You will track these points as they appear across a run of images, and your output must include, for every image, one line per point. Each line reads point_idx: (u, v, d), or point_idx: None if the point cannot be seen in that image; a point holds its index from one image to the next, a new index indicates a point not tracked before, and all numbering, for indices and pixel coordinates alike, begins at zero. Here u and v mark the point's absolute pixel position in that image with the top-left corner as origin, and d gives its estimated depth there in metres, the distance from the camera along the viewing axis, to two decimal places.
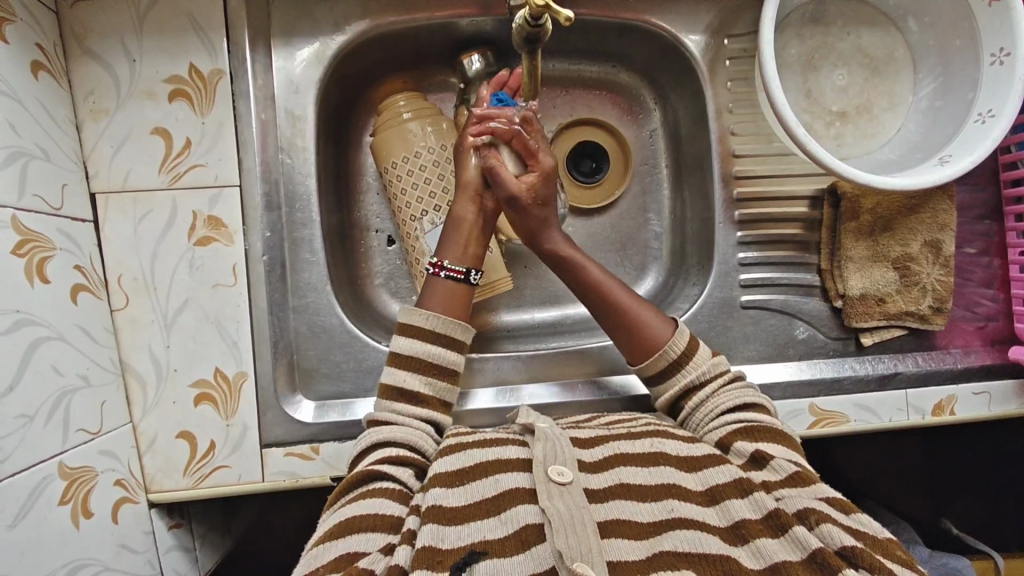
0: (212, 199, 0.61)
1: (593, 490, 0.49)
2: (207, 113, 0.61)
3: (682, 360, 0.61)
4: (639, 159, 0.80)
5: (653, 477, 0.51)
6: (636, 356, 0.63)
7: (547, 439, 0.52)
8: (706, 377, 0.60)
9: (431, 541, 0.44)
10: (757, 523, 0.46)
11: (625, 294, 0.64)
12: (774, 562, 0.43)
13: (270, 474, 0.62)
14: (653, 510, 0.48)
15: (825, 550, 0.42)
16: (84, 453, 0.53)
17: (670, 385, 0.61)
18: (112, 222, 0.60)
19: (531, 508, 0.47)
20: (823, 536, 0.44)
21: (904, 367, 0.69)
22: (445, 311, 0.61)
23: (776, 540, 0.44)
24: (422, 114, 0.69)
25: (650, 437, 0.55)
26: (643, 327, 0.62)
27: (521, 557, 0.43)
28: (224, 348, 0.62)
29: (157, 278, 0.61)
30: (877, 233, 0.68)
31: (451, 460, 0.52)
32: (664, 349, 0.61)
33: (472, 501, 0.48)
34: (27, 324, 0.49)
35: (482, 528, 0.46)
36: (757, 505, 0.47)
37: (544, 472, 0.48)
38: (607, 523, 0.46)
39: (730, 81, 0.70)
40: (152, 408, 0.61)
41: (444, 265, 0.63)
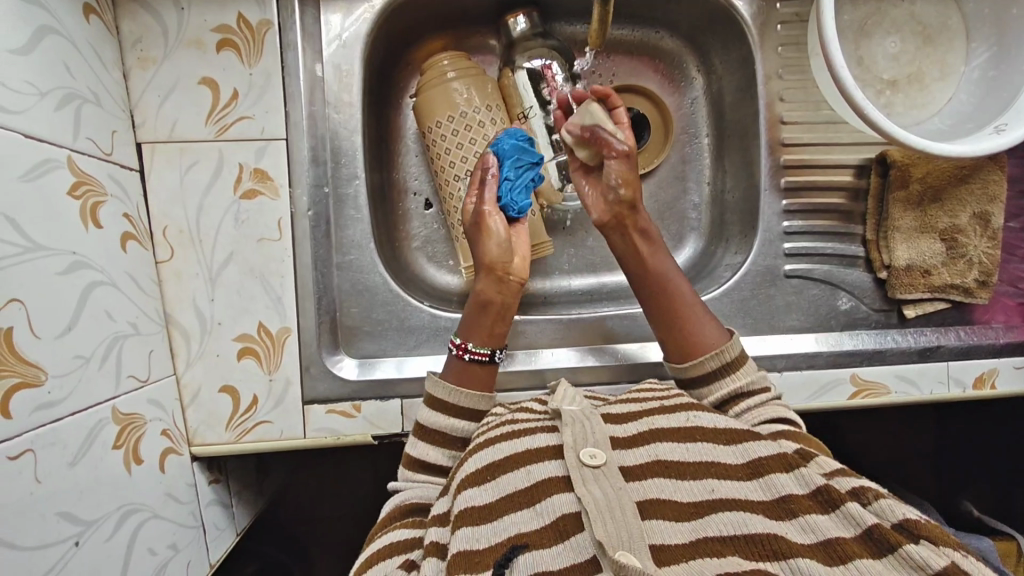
0: (260, 151, 0.61)
1: (628, 468, 0.49)
2: (255, 64, 0.61)
3: (728, 370, 0.59)
4: (680, 127, 0.79)
5: (691, 454, 0.50)
6: (678, 356, 0.61)
7: (575, 422, 0.52)
8: (754, 387, 0.58)
9: (466, 544, 0.46)
10: (805, 499, 0.45)
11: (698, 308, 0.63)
12: (828, 538, 0.42)
13: (311, 430, 0.63)
14: (693, 489, 0.47)
15: (881, 526, 0.42)
16: (134, 399, 0.53)
17: (717, 389, 0.59)
18: (158, 172, 0.60)
19: (565, 498, 0.47)
20: (879, 511, 0.43)
21: (946, 341, 0.69)
22: (469, 388, 0.61)
23: (827, 517, 0.44)
24: (466, 73, 0.68)
25: (684, 412, 0.55)
26: (706, 336, 0.61)
27: (558, 548, 0.44)
28: (269, 302, 0.61)
29: (202, 230, 0.61)
30: (926, 204, 0.68)
31: (478, 460, 0.53)
32: (720, 351, 0.59)
33: (504, 495, 0.49)
34: (83, 267, 0.48)
35: (517, 521, 0.47)
36: (804, 481, 0.46)
37: (577, 458, 0.49)
38: (644, 504, 0.46)
39: (780, 46, 0.69)
40: (195, 361, 0.61)
41: (468, 346, 0.62)
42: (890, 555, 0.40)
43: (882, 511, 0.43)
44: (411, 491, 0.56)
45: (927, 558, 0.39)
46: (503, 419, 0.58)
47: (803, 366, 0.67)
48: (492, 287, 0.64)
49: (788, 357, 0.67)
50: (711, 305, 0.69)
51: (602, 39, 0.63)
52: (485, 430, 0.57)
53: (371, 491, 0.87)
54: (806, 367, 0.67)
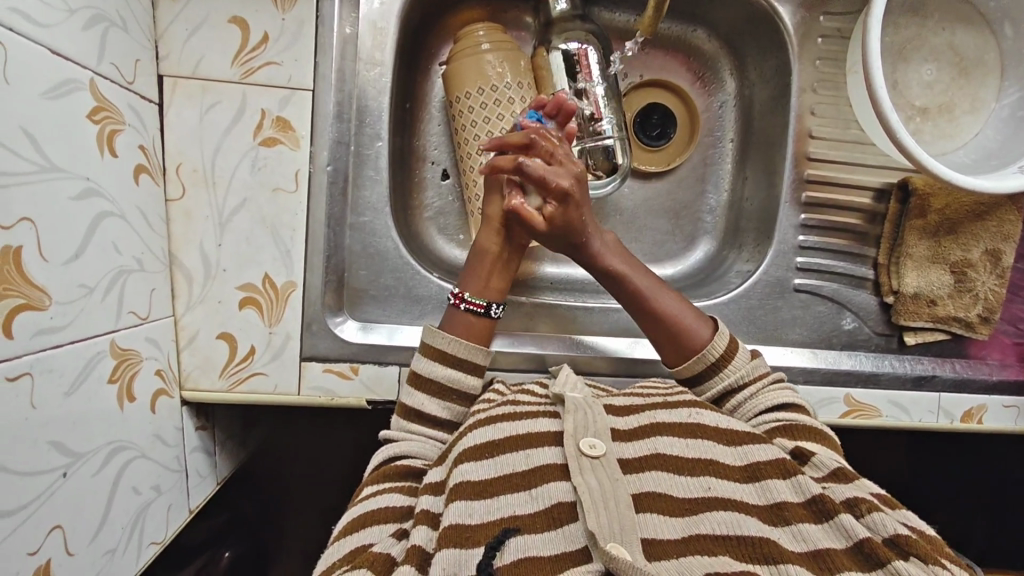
0: (284, 100, 0.59)
1: (627, 461, 0.50)
2: (289, 10, 0.59)
3: (721, 364, 0.60)
4: (705, 129, 0.78)
5: (691, 449, 0.50)
6: (673, 358, 0.62)
7: (577, 409, 0.53)
8: (745, 379, 0.59)
9: (458, 518, 0.46)
10: (800, 507, 0.46)
11: (662, 288, 0.63)
12: (818, 548, 0.43)
13: (306, 388, 0.62)
14: (689, 486, 0.48)
15: (872, 539, 0.42)
16: (132, 336, 0.52)
17: (713, 385, 0.60)
18: (177, 109, 0.58)
19: (563, 485, 0.47)
20: (872, 525, 0.43)
21: (941, 372, 0.70)
22: (462, 338, 0.61)
23: (818, 527, 0.44)
24: (501, 47, 0.67)
25: (688, 407, 0.55)
26: (687, 332, 0.61)
27: (553, 533, 0.44)
28: (276, 255, 0.60)
29: (216, 173, 0.59)
30: (941, 235, 0.68)
31: (480, 435, 0.53)
32: (706, 351, 0.60)
33: (501, 474, 0.49)
34: (95, 195, 0.47)
35: (512, 503, 0.47)
36: (800, 489, 0.46)
37: (576, 447, 0.49)
38: (639, 497, 0.47)
39: (819, 59, 0.69)
40: (196, 305, 0.60)
41: (465, 296, 0.62)
42: (877, 570, 0.41)
43: (874, 524, 0.43)
44: (404, 445, 0.57)
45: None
46: (504, 399, 0.58)
47: (799, 380, 0.68)
48: (492, 235, 0.65)
49: (787, 369, 0.68)
50: (718, 310, 0.68)
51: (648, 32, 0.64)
52: (485, 406, 0.57)
53: (350, 456, 0.86)
54: (802, 381, 0.68)
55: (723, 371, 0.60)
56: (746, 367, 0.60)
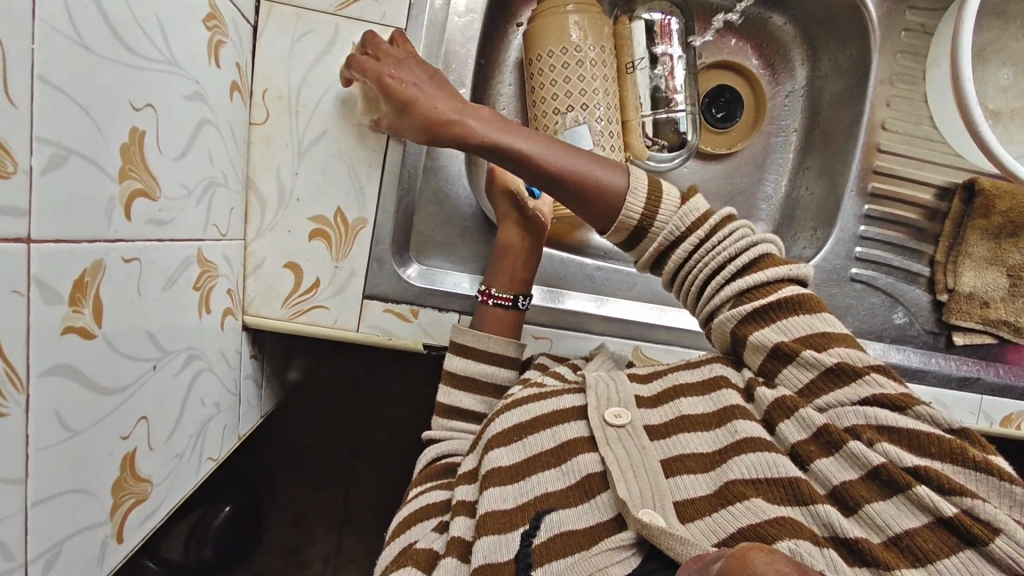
0: (377, 36, 0.60)
1: (652, 427, 0.50)
2: None
3: (644, 224, 0.51)
4: (772, 116, 0.78)
5: (713, 404, 0.50)
6: (605, 223, 0.53)
7: (600, 383, 0.54)
8: (679, 232, 0.51)
9: (493, 504, 0.49)
10: (810, 444, 0.45)
11: (563, 146, 0.54)
12: (835, 486, 0.43)
13: (364, 326, 0.62)
14: (713, 439, 0.47)
15: (888, 466, 0.41)
16: (214, 249, 0.52)
17: (645, 248, 0.52)
18: (270, 34, 0.58)
19: (590, 457, 0.49)
20: (883, 452, 0.42)
21: (985, 375, 0.70)
22: (492, 333, 0.61)
23: (831, 460, 0.44)
24: (586, 8, 0.67)
25: (710, 364, 0.53)
26: (600, 186, 0.52)
27: (584, 506, 0.47)
28: (350, 190, 0.61)
29: (302, 102, 0.59)
30: (1002, 237, 0.68)
31: (505, 419, 0.55)
32: (624, 211, 0.51)
33: (531, 456, 0.51)
34: (199, 100, 0.47)
35: (544, 481, 0.49)
36: (806, 424, 0.45)
37: (600, 417, 0.51)
38: (667, 461, 0.47)
39: (899, 52, 0.69)
40: (266, 231, 0.60)
41: (491, 291, 0.62)
42: (899, 498, 0.40)
43: (886, 450, 0.42)
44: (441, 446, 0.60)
45: (936, 503, 0.39)
46: (531, 380, 0.59)
47: None
48: (510, 232, 0.64)
49: None
50: None
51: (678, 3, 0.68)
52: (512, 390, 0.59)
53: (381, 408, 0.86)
54: None
55: (650, 229, 0.51)
56: (677, 217, 0.51)
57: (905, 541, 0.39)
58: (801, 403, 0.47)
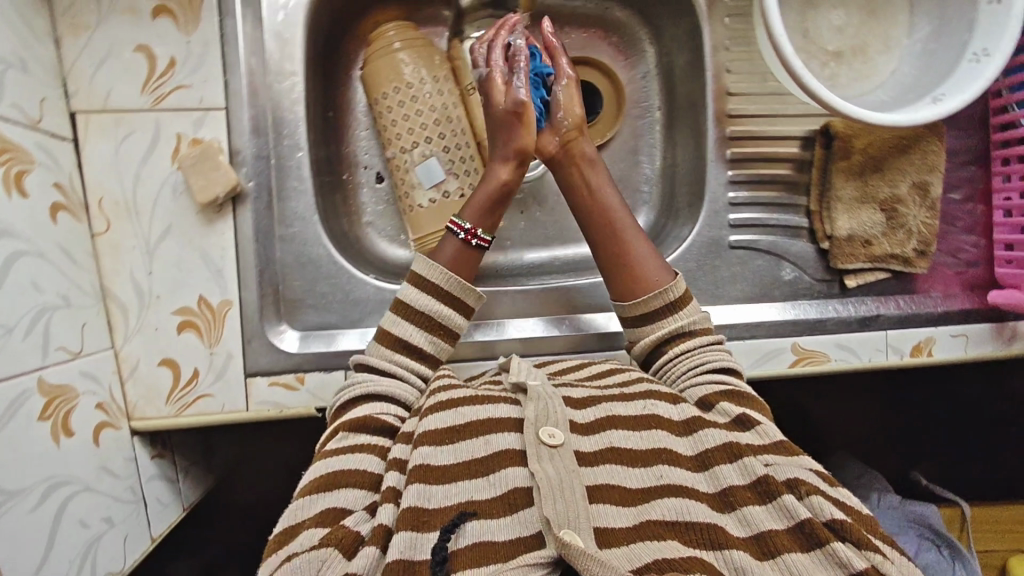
0: (198, 121, 0.59)
1: (582, 452, 0.49)
2: (193, 32, 0.59)
3: (677, 306, 0.61)
4: (632, 101, 0.78)
5: (645, 442, 0.50)
6: (629, 295, 0.62)
7: (539, 398, 0.52)
8: (695, 328, 0.60)
9: (416, 502, 0.45)
10: (745, 490, 0.46)
11: (635, 231, 0.64)
12: (760, 531, 0.43)
13: (254, 403, 0.62)
14: (641, 476, 0.48)
15: (814, 521, 0.42)
16: (65, 372, 0.52)
17: (662, 325, 0.61)
18: (92, 143, 0.58)
19: (519, 472, 0.47)
20: (811, 506, 0.44)
21: (885, 310, 0.71)
22: (457, 274, 0.62)
23: (762, 508, 0.44)
24: (412, 43, 0.67)
25: (643, 398, 0.55)
26: (641, 262, 0.62)
27: (509, 520, 0.44)
28: (208, 276, 0.61)
29: (139, 202, 0.59)
30: (867, 174, 0.68)
31: (444, 417, 0.52)
32: (665, 290, 0.61)
33: (461, 459, 0.48)
34: (3, 236, 0.47)
35: (471, 488, 0.46)
36: (746, 471, 0.46)
37: (535, 435, 0.48)
38: (593, 488, 0.46)
39: (727, 17, 0.69)
40: (134, 334, 0.60)
41: (476, 233, 0.63)
42: (816, 550, 0.41)
43: (813, 506, 0.44)
44: (365, 385, 0.57)
45: (851, 560, 0.40)
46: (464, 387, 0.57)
47: (744, 335, 0.69)
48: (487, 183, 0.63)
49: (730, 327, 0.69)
50: None
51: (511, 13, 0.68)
52: (446, 388, 0.56)
53: None
54: (748, 337, 0.69)
55: (672, 313, 0.61)
56: (687, 317, 0.60)
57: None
58: (747, 452, 0.48)
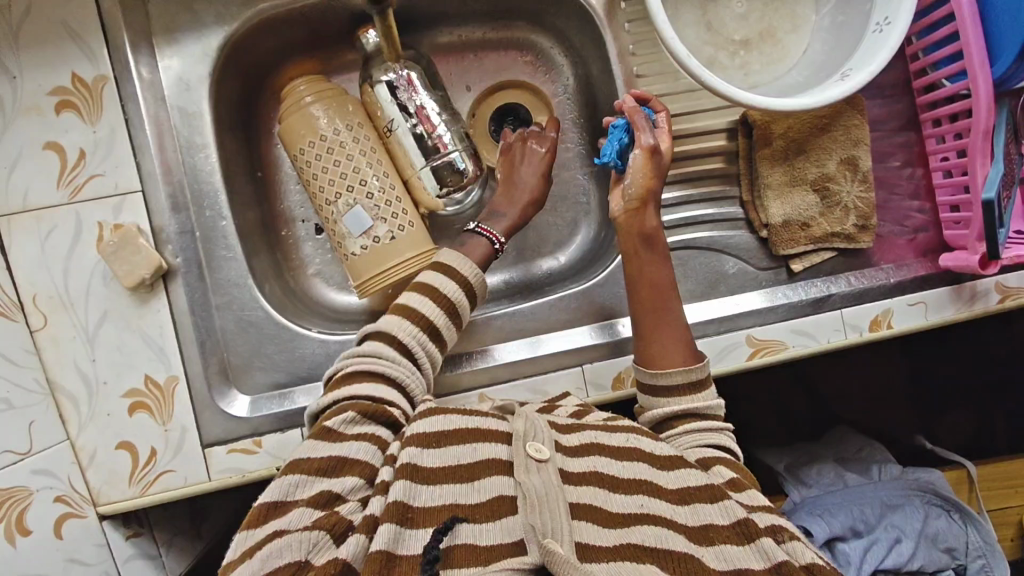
0: (117, 207, 0.61)
1: (567, 472, 0.49)
2: (97, 121, 0.60)
3: (704, 384, 0.58)
4: (558, 115, 0.78)
5: (626, 471, 0.50)
6: (651, 364, 0.59)
7: (527, 417, 0.52)
8: (711, 412, 0.58)
9: (404, 498, 0.45)
10: (725, 529, 0.47)
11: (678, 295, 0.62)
12: (739, 567, 0.44)
13: (215, 472, 0.63)
14: (624, 502, 0.48)
15: (791, 562, 0.44)
16: (12, 475, 0.56)
17: (677, 399, 0.58)
18: (17, 244, 0.60)
19: (503, 480, 0.48)
20: (790, 550, 0.46)
21: (836, 289, 0.70)
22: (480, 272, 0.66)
23: (741, 547, 0.45)
24: (324, 96, 0.68)
25: (626, 431, 0.54)
26: (677, 334, 0.60)
27: (493, 525, 0.44)
28: (152, 354, 0.62)
29: (73, 294, 0.61)
30: (792, 158, 0.67)
31: (435, 422, 0.52)
32: (693, 368, 0.58)
33: (448, 465, 0.49)
34: None
35: (455, 492, 0.47)
36: (727, 512, 0.48)
37: (523, 449, 0.49)
38: (576, 505, 0.46)
39: (629, 22, 0.68)
40: (87, 423, 0.61)
41: (500, 239, 0.68)
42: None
43: (792, 550, 0.46)
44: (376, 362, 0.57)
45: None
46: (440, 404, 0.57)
47: (697, 334, 0.68)
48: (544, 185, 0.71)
49: None
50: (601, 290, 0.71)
51: (398, 56, 0.68)
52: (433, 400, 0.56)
53: None
54: (700, 335, 0.68)
55: (694, 387, 0.58)
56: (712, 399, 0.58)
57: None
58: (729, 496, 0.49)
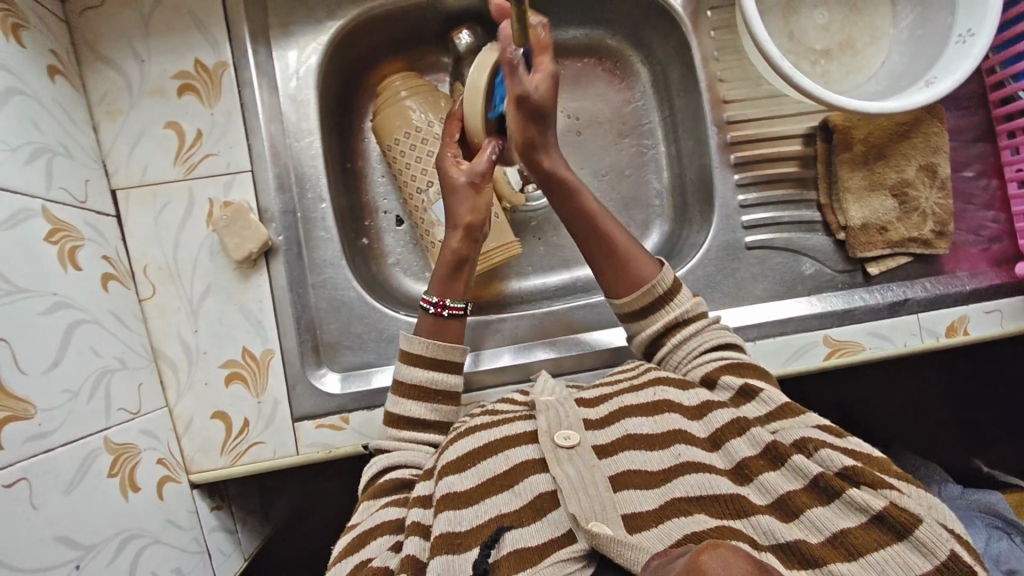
0: (227, 185, 0.64)
1: (600, 446, 0.50)
2: (215, 104, 0.64)
3: (666, 299, 0.60)
4: (633, 119, 0.81)
5: (659, 424, 0.51)
6: (619, 291, 0.61)
7: (549, 408, 0.53)
8: (690, 315, 0.60)
9: (448, 526, 0.46)
10: (757, 459, 0.46)
11: (617, 222, 0.63)
12: (779, 494, 0.44)
13: (304, 447, 0.64)
14: (661, 458, 0.48)
15: (826, 474, 0.43)
16: (126, 430, 0.55)
17: (655, 319, 0.60)
18: (134, 216, 0.63)
19: (542, 477, 0.48)
20: (823, 461, 0.44)
21: (913, 294, 0.71)
22: (438, 339, 0.62)
23: (778, 474, 0.45)
24: (419, 90, 0.71)
25: (652, 386, 0.55)
26: (632, 262, 0.61)
27: (537, 525, 0.45)
28: (250, 327, 0.64)
29: (181, 266, 0.63)
30: (872, 163, 0.69)
31: (462, 445, 0.54)
32: (652, 284, 0.60)
33: (484, 479, 0.50)
34: (64, 307, 0.51)
35: (496, 503, 0.47)
36: (755, 441, 0.47)
37: (552, 440, 0.49)
38: (616, 477, 0.47)
39: (713, 30, 0.72)
40: (186, 391, 0.63)
41: (445, 303, 0.63)
42: (835, 502, 0.42)
43: (825, 459, 0.44)
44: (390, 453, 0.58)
45: (869, 501, 0.40)
46: (483, 411, 0.59)
47: (776, 333, 0.69)
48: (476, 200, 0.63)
49: (760, 324, 0.69)
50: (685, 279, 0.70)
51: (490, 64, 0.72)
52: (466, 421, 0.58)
53: None
54: (778, 333, 0.69)
55: (669, 305, 0.60)
56: (687, 303, 0.60)
57: (837, 537, 0.40)
58: (755, 424, 0.49)
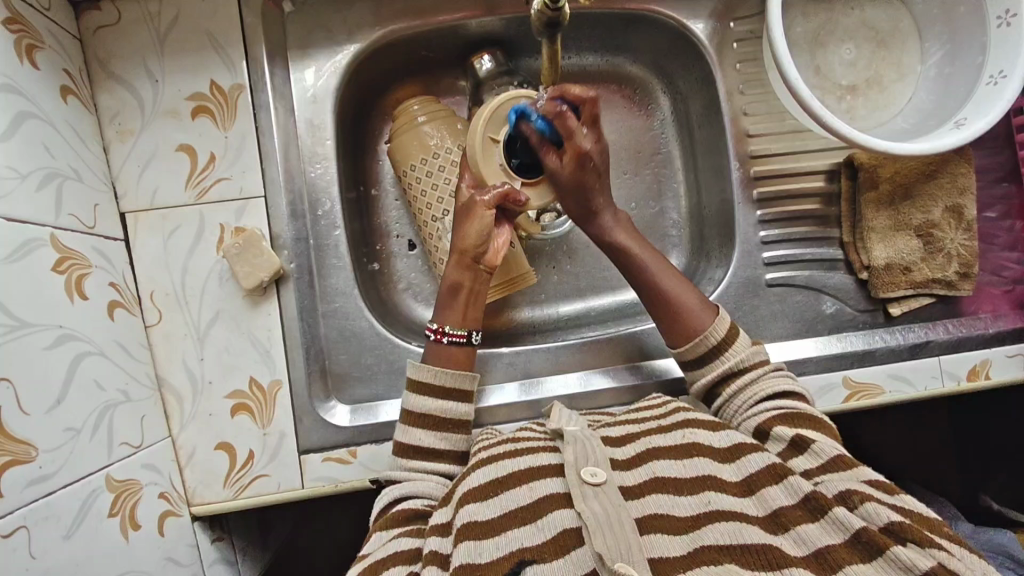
0: (238, 211, 0.62)
1: (628, 487, 0.48)
2: (230, 127, 0.62)
3: (721, 349, 0.59)
4: (651, 148, 0.79)
5: (688, 469, 0.48)
6: (675, 340, 0.61)
7: (576, 441, 0.50)
8: (746, 363, 0.58)
9: (467, 559, 0.44)
10: (796, 509, 0.44)
11: (667, 271, 0.62)
12: (819, 548, 0.41)
13: (309, 481, 0.62)
14: (689, 504, 0.46)
15: (870, 528, 0.41)
16: (129, 466, 0.54)
17: (712, 368, 0.59)
18: (143, 239, 0.61)
19: (566, 513, 0.46)
20: (867, 515, 0.42)
21: (935, 336, 0.69)
22: (449, 368, 0.60)
23: (816, 525, 0.42)
24: (436, 116, 0.69)
25: (681, 428, 0.53)
26: (687, 312, 0.60)
27: (561, 561, 0.43)
28: (257, 357, 0.62)
29: (189, 292, 0.62)
30: (897, 203, 0.69)
31: (484, 474, 0.51)
32: (706, 334, 0.59)
33: (506, 512, 0.47)
34: (70, 340, 0.49)
35: (518, 536, 0.45)
36: (792, 490, 0.45)
37: (578, 475, 0.47)
38: (643, 519, 0.45)
39: (738, 63, 0.71)
40: (190, 421, 0.62)
41: (445, 330, 0.61)
42: (878, 558, 0.39)
43: (868, 514, 0.42)
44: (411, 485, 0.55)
45: (915, 561, 0.38)
46: (505, 439, 0.56)
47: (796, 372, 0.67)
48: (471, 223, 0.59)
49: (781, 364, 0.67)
50: None
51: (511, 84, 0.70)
52: (485, 446, 0.56)
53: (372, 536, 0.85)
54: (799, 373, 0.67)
55: (722, 357, 0.58)
56: (745, 352, 0.58)
57: None
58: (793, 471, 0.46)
